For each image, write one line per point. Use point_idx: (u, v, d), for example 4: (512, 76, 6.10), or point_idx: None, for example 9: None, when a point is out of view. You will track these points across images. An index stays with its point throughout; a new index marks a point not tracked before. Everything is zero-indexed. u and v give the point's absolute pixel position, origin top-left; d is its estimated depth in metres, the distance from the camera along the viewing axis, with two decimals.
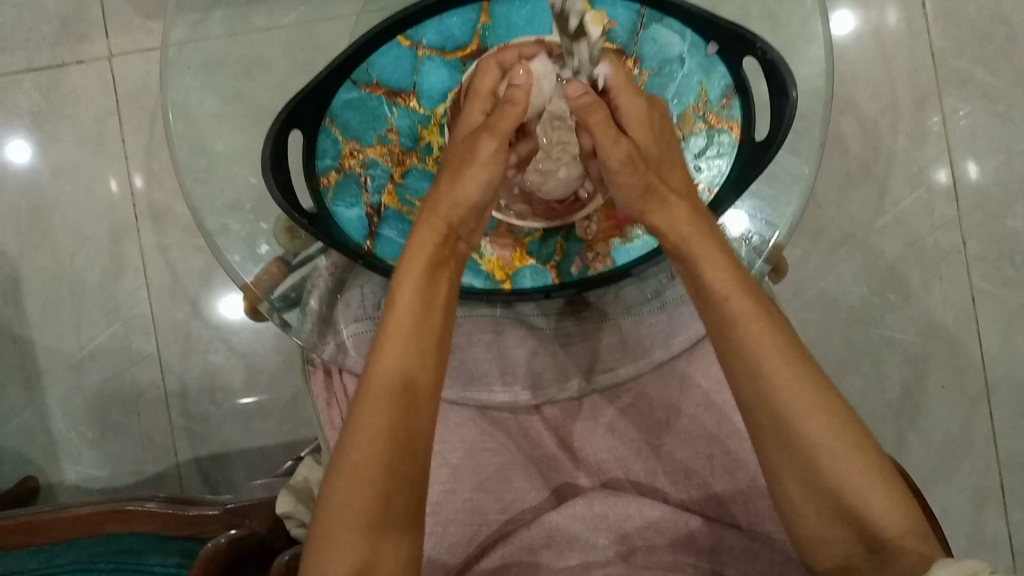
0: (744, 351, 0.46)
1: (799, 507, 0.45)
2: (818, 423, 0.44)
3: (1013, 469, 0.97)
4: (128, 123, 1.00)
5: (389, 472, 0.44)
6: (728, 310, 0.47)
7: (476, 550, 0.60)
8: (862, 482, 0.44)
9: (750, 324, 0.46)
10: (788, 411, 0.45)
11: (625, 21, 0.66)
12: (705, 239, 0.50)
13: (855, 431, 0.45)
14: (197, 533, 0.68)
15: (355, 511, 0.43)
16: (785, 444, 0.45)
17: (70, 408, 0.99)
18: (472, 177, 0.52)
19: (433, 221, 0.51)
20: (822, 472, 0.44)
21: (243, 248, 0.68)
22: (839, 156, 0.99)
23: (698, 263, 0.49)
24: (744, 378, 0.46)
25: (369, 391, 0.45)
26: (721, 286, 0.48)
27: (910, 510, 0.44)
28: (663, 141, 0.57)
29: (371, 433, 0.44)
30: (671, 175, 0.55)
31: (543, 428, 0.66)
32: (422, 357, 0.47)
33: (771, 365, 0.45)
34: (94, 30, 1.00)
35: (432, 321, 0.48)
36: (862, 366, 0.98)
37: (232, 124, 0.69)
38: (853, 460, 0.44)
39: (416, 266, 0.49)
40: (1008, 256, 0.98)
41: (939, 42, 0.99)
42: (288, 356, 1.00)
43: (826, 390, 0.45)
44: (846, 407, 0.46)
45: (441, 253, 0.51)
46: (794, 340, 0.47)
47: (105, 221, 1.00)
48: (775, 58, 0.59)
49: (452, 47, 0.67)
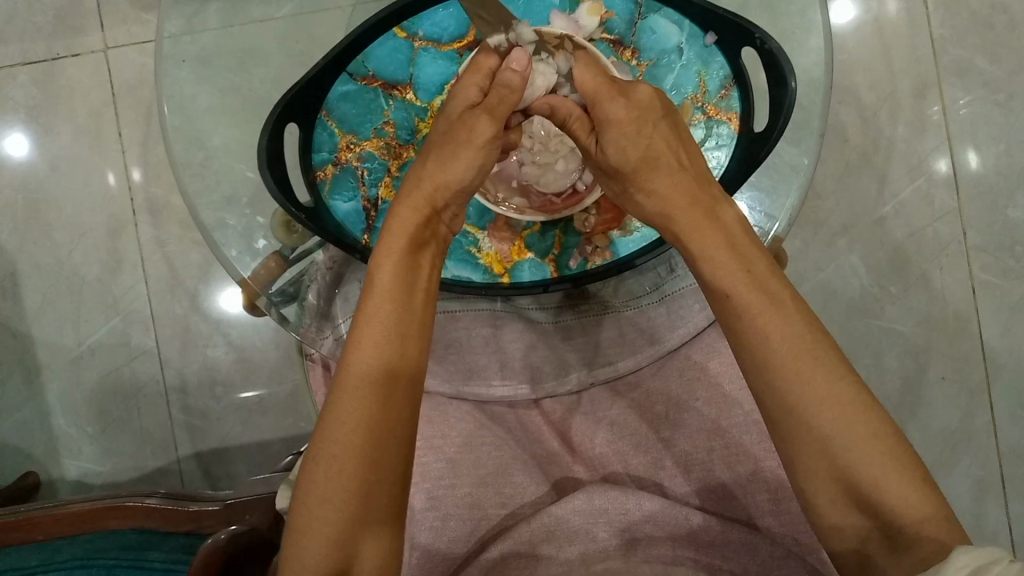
0: (752, 341, 0.46)
1: (813, 496, 0.45)
2: (830, 414, 0.43)
3: (1014, 460, 0.96)
4: (124, 116, 0.99)
5: (370, 462, 0.44)
6: (734, 303, 0.47)
7: (477, 546, 0.59)
8: (875, 468, 0.43)
9: (754, 314, 0.46)
10: (799, 402, 0.44)
11: (623, 10, 0.66)
12: (706, 232, 0.50)
13: (870, 416, 0.43)
14: (196, 528, 0.70)
15: (336, 504, 0.43)
16: (796, 434, 0.44)
17: (70, 403, 0.99)
18: (459, 160, 0.53)
19: (415, 203, 0.52)
20: (835, 461, 0.43)
21: (240, 243, 0.68)
22: (838, 148, 0.99)
23: (700, 260, 0.50)
24: (752, 369, 0.46)
25: (348, 381, 0.45)
26: (727, 276, 0.48)
27: (931, 494, 0.43)
28: (644, 135, 0.54)
29: (351, 423, 0.44)
30: (657, 175, 0.53)
31: (542, 423, 0.67)
32: (403, 345, 0.47)
33: (781, 358, 0.45)
34: (89, 22, 0.99)
35: (411, 307, 0.48)
36: (863, 358, 0.97)
37: (228, 117, 0.69)
38: (868, 449, 0.43)
39: (393, 252, 0.49)
40: (1009, 246, 0.97)
41: (939, 31, 0.98)
42: (287, 350, 1.00)
43: (839, 379, 0.44)
44: (864, 392, 0.44)
45: (420, 237, 0.51)
46: (810, 322, 0.46)
47: (102, 216, 0.99)
48: (774, 48, 0.57)
49: (449, 39, 0.67)
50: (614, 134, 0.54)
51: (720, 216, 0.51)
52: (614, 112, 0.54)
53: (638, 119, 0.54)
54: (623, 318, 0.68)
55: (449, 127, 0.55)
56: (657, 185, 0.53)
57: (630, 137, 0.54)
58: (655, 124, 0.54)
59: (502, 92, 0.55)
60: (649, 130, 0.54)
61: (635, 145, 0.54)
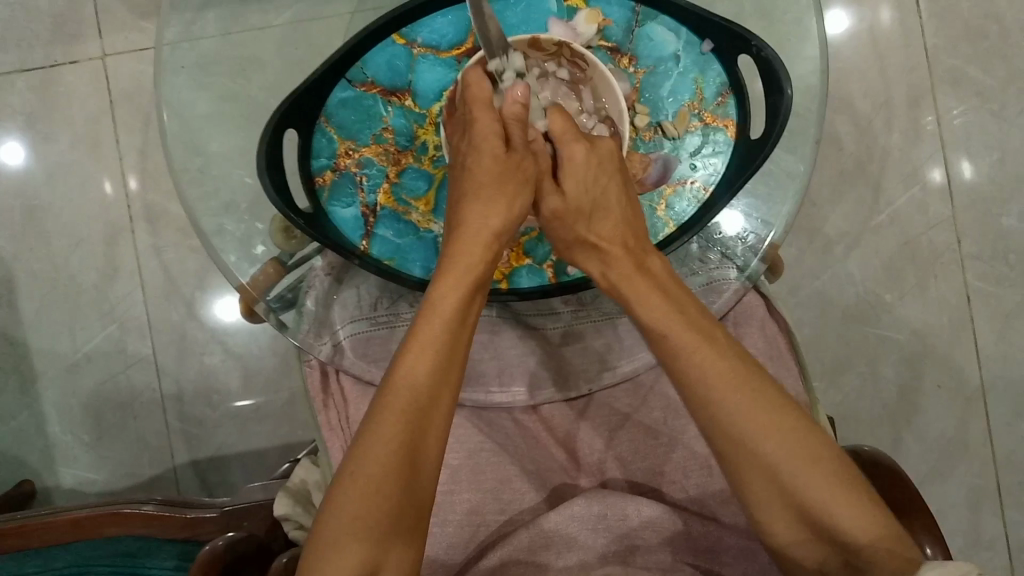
0: (692, 380, 0.48)
1: (768, 522, 0.47)
2: (772, 443, 0.46)
3: (1010, 467, 0.97)
4: (122, 124, 1.00)
5: (404, 483, 0.45)
6: (670, 344, 0.50)
7: (475, 553, 0.60)
8: (823, 492, 0.45)
9: (690, 354, 0.49)
10: (743, 433, 0.47)
11: (620, 19, 0.66)
12: (642, 280, 0.53)
13: (811, 443, 0.46)
14: (192, 536, 0.69)
15: (367, 523, 0.44)
16: (743, 465, 0.47)
17: (65, 411, 0.99)
18: (521, 201, 0.56)
19: (485, 239, 0.53)
20: (784, 487, 0.46)
21: (239, 249, 0.68)
22: (834, 155, 0.99)
23: (633, 302, 0.53)
24: (699, 405, 0.48)
25: (392, 403, 0.47)
26: (659, 320, 0.51)
27: (878, 514, 0.45)
28: (600, 184, 0.56)
29: (393, 443, 0.45)
30: (602, 224, 0.56)
31: (542, 429, 0.66)
32: (448, 375, 0.49)
33: (720, 391, 0.47)
34: (87, 30, 0.99)
35: (459, 339, 0.50)
36: (858, 366, 0.98)
37: (226, 124, 0.69)
38: (813, 475, 0.45)
39: (459, 283, 0.51)
40: (1004, 254, 0.98)
41: (933, 41, 0.99)
42: (284, 357, 0.99)
43: (777, 409, 0.47)
44: (800, 419, 0.47)
45: (485, 275, 0.53)
46: (741, 358, 0.49)
47: (100, 223, 0.99)
48: (769, 56, 0.58)
49: (448, 46, 0.67)
50: (573, 178, 0.56)
51: (648, 267, 0.54)
52: (573, 156, 0.56)
53: (598, 166, 0.56)
54: (622, 326, 0.67)
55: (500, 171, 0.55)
56: (605, 233, 0.56)
57: (584, 181, 0.56)
58: (610, 176, 0.57)
59: (516, 125, 0.57)
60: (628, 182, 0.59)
61: (588, 187, 0.56)
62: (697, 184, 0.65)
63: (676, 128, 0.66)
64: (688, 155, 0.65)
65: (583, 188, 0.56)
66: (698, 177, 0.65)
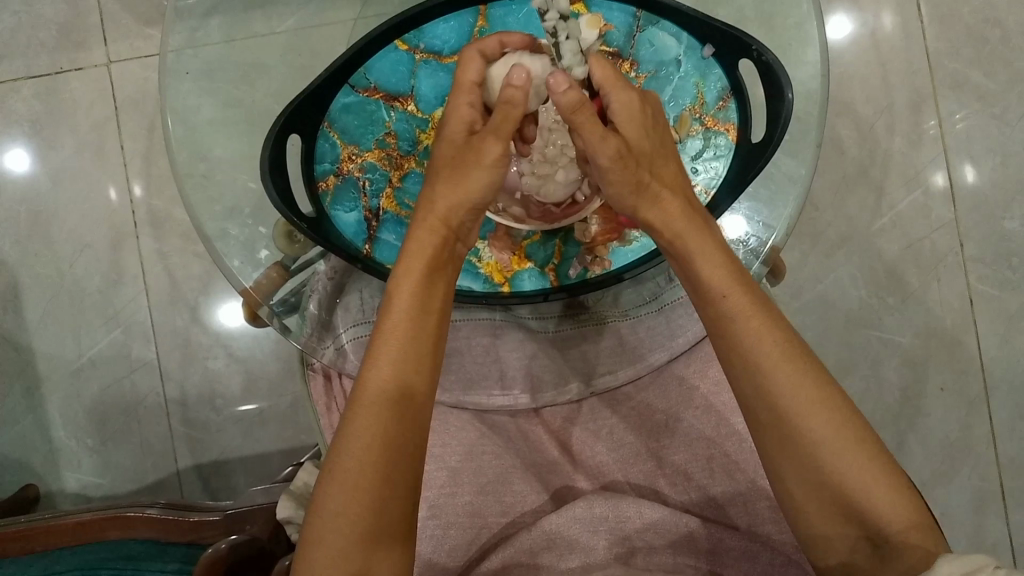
0: (744, 347, 0.47)
1: (801, 502, 0.46)
2: (818, 420, 0.46)
3: (1014, 471, 0.96)
4: (127, 130, 1.00)
5: (383, 476, 0.45)
6: (725, 308, 0.49)
7: (477, 554, 0.59)
8: (861, 474, 0.45)
9: (745, 322, 0.48)
10: (789, 407, 0.46)
11: (621, 24, 0.67)
12: (701, 238, 0.51)
13: (855, 424, 0.46)
14: (196, 539, 0.69)
15: (350, 519, 0.44)
16: (787, 441, 0.46)
17: (69, 416, 0.99)
18: (472, 180, 0.51)
19: (431, 223, 0.51)
20: (822, 468, 0.45)
21: (243, 253, 0.68)
22: (836, 159, 0.99)
23: (696, 259, 0.50)
24: (744, 375, 0.48)
25: (364, 397, 0.47)
26: (720, 283, 0.49)
27: (911, 501, 0.45)
28: (656, 131, 0.53)
29: (365, 439, 0.45)
30: (664, 169, 0.52)
31: (543, 432, 0.67)
32: (418, 362, 0.48)
33: (772, 363, 0.47)
34: (92, 37, 1.00)
35: (426, 327, 0.49)
36: (862, 369, 0.98)
37: (230, 130, 0.69)
38: (855, 455, 0.45)
39: (414, 269, 0.50)
40: (1006, 257, 0.98)
41: (934, 45, 1.00)
42: (287, 362, 1.00)
43: (825, 386, 0.47)
44: (845, 400, 0.47)
45: (443, 255, 0.52)
46: (793, 334, 0.48)
47: (104, 228, 1.00)
48: (770, 60, 0.58)
49: (450, 52, 0.68)
50: (628, 124, 0.51)
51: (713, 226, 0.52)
52: (626, 101, 0.51)
53: (653, 114, 0.53)
54: (622, 328, 0.67)
55: (454, 150, 0.53)
56: (668, 181, 0.52)
57: (643, 125, 0.51)
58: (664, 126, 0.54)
59: (504, 108, 0.51)
60: (658, 130, 0.53)
61: (648, 133, 0.52)
62: (698, 188, 0.65)
63: (678, 132, 0.66)
64: (690, 159, 0.66)
65: (640, 132, 0.51)
66: (700, 180, 0.65)
